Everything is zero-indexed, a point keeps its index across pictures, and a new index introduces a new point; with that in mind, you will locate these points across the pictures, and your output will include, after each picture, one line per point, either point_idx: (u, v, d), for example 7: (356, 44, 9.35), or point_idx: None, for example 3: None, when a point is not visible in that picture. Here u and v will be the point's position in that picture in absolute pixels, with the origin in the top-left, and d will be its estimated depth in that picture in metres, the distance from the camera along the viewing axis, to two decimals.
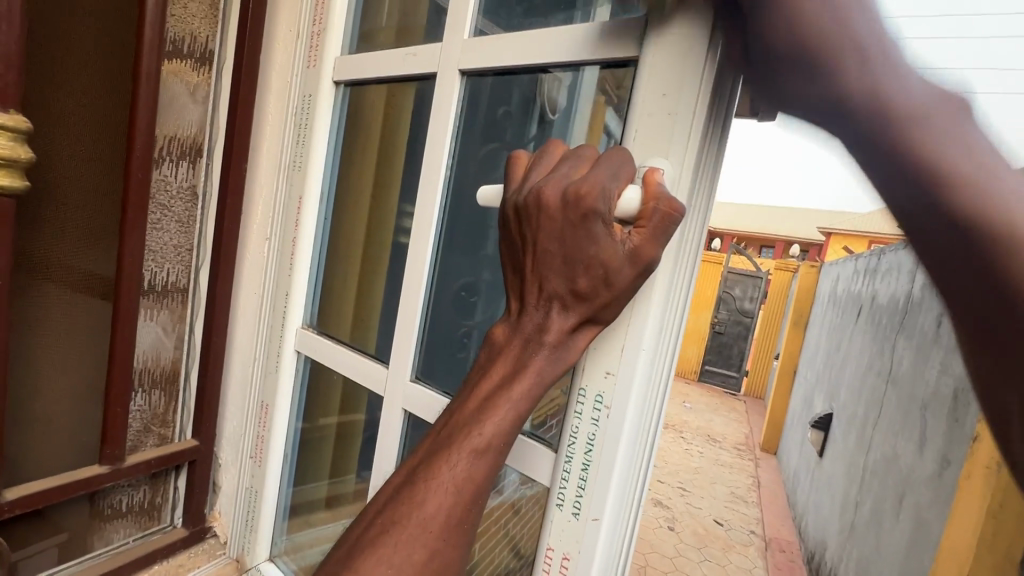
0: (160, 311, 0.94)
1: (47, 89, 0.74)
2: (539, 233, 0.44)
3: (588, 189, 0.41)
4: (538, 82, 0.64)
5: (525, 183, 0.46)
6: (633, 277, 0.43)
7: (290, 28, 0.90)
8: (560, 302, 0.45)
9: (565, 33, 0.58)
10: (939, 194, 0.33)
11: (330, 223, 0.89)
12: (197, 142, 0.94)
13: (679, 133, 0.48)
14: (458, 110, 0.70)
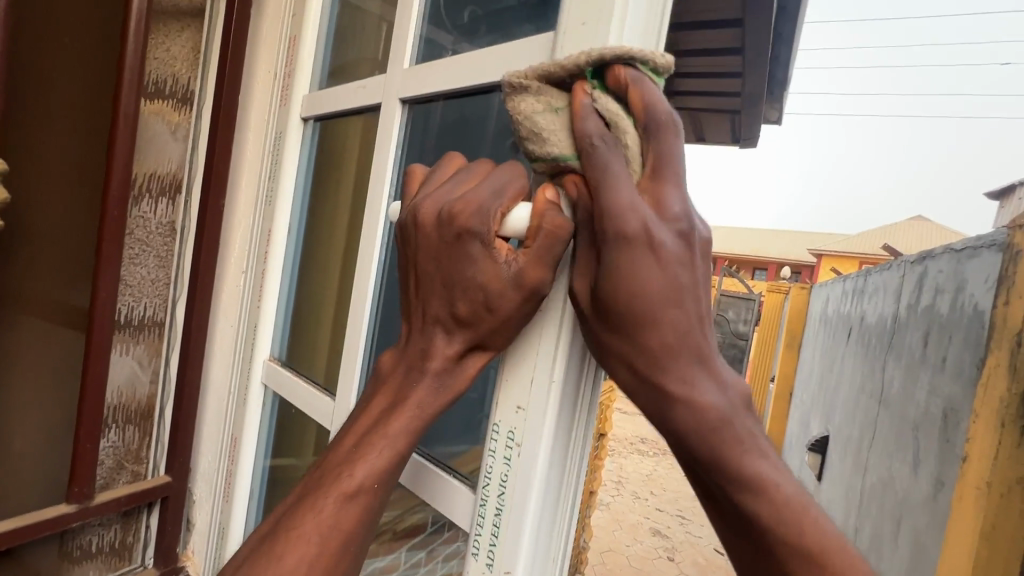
0: (135, 346, 0.95)
1: (26, 129, 0.76)
2: (422, 249, 0.47)
3: (462, 209, 0.44)
4: (488, 100, 0.61)
5: (413, 198, 0.49)
6: (518, 301, 0.45)
7: (268, 71, 0.94)
8: (444, 325, 0.47)
9: (485, 54, 0.60)
10: (789, 565, 0.40)
11: (297, 256, 0.92)
12: (176, 179, 0.96)
13: None
14: (399, 137, 0.72)
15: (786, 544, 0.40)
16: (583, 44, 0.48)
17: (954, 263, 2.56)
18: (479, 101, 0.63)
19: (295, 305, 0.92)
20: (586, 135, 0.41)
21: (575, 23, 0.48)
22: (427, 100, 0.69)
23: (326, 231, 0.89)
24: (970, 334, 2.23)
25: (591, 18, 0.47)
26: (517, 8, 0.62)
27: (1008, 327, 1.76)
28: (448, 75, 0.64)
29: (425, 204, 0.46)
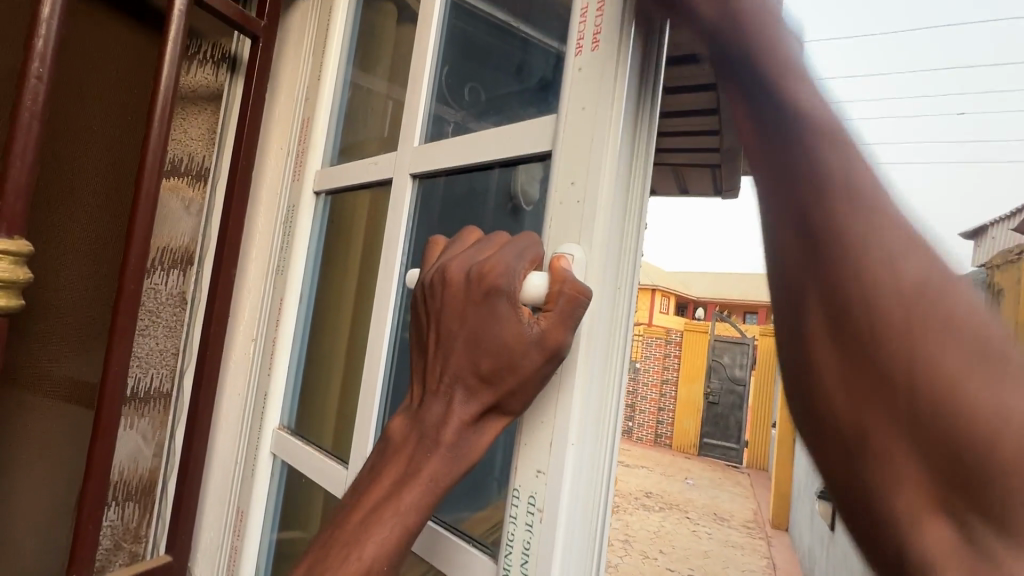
0: (140, 420, 0.94)
1: (50, 210, 0.79)
2: (444, 308, 0.49)
3: (488, 270, 0.47)
4: (487, 175, 0.67)
5: (436, 262, 0.53)
6: (540, 362, 0.47)
7: (280, 148, 1.00)
8: (461, 389, 0.48)
9: (490, 136, 0.65)
10: (884, 289, 0.29)
11: (307, 322, 0.93)
12: (189, 251, 0.99)
13: (586, 220, 0.51)
14: (410, 209, 0.76)
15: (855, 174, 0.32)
16: (583, 125, 0.53)
17: None
18: (480, 177, 0.68)
19: (305, 371, 0.93)
20: None
21: (575, 107, 0.54)
22: (432, 176, 0.74)
23: (335, 296, 0.92)
24: None
25: (590, 103, 0.52)
26: (519, 92, 0.69)
27: None
28: (457, 152, 0.69)
29: (450, 264, 0.50)
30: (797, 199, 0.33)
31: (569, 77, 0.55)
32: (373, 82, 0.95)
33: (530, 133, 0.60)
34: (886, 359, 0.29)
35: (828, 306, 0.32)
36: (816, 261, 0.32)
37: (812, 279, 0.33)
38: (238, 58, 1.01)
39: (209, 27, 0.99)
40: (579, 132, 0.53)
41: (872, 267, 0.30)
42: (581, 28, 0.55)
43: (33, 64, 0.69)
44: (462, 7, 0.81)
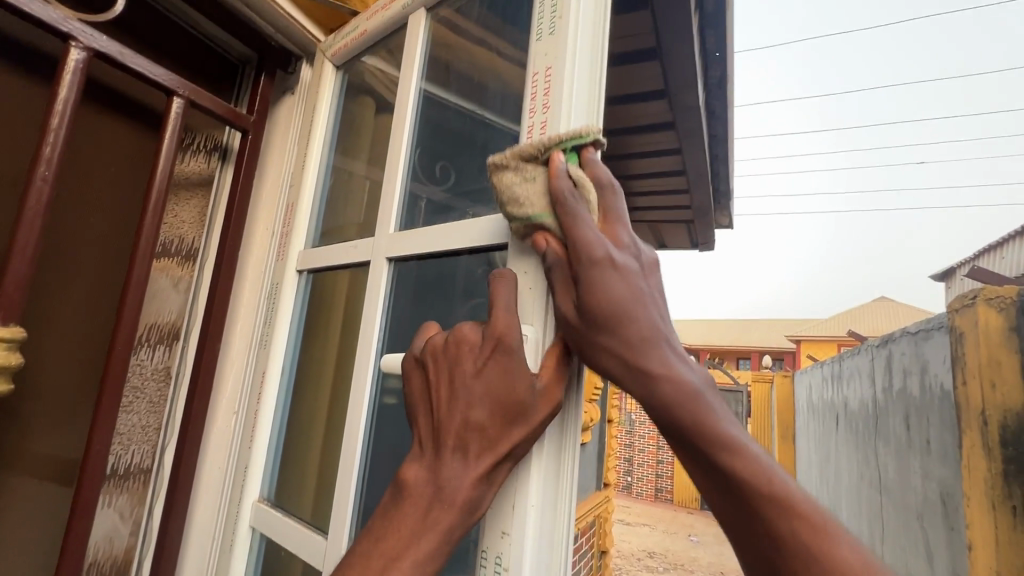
0: (119, 496, 0.95)
1: (45, 295, 0.83)
2: (456, 362, 0.51)
3: (500, 327, 0.51)
4: (457, 261, 0.75)
5: (440, 334, 0.56)
6: (547, 413, 0.50)
7: (266, 229, 1.08)
8: (475, 442, 0.48)
9: (458, 227, 0.73)
10: (782, 534, 0.42)
11: (290, 393, 0.97)
12: (175, 326, 1.04)
13: (538, 309, 0.56)
14: (386, 290, 0.82)
15: (800, 528, 0.41)
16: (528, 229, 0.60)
17: (913, 345, 2.71)
18: (449, 263, 0.76)
19: (286, 444, 0.96)
20: (558, 185, 0.50)
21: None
22: (406, 260, 0.81)
23: (316, 369, 0.96)
24: (945, 416, 2.31)
25: None
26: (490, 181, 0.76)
27: (975, 407, 1.90)
28: (428, 239, 0.76)
29: (464, 325, 0.54)
30: (722, 487, 0.45)
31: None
32: (353, 166, 1.04)
33: (496, 223, 0.67)
34: None
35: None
36: (738, 518, 0.44)
37: (744, 534, 0.44)
38: (228, 148, 1.11)
39: (201, 122, 1.08)
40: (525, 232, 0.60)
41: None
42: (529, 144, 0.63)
43: (40, 168, 0.76)
44: (433, 99, 0.91)
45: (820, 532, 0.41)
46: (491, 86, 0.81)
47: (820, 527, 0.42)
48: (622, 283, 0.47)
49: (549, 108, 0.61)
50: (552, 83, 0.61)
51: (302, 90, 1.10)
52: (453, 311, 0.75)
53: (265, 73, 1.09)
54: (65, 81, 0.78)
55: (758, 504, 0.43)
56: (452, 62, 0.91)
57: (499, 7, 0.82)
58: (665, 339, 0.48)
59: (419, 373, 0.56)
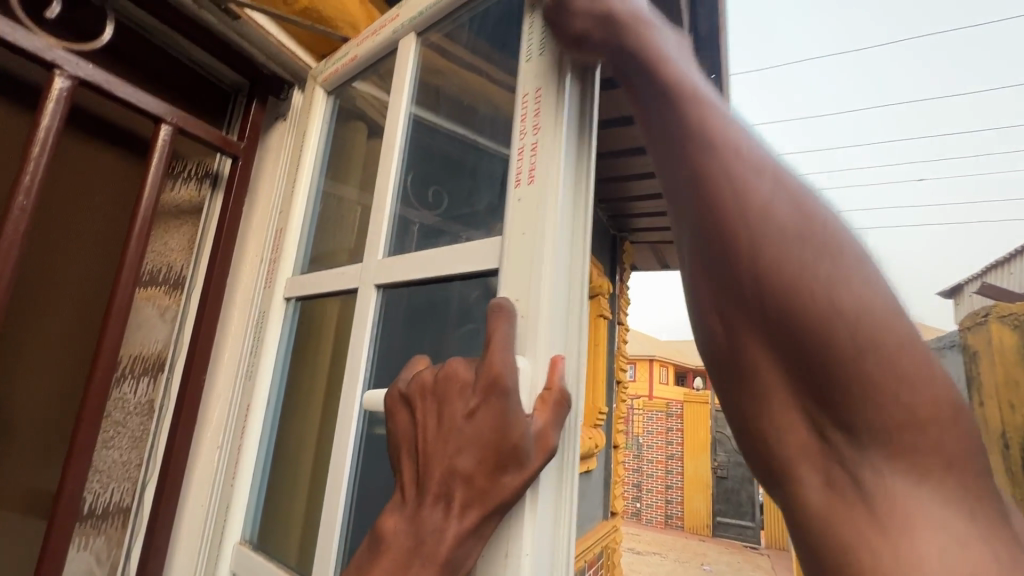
0: (95, 539, 0.90)
1: (19, 327, 0.81)
2: (447, 403, 0.47)
3: (497, 367, 0.45)
4: (449, 287, 0.71)
5: (432, 368, 0.51)
6: (542, 462, 0.45)
7: (255, 257, 1.05)
8: (461, 492, 0.43)
9: (444, 251, 0.71)
10: (691, 139, 0.47)
11: (276, 426, 0.93)
12: (160, 358, 1.00)
13: (528, 336, 0.51)
14: (375, 317, 0.79)
15: (713, 137, 0.46)
16: (523, 250, 0.55)
17: None
18: (441, 290, 0.73)
19: (270, 480, 0.91)
20: None
21: (516, 234, 0.56)
22: (396, 288, 0.79)
23: (303, 401, 0.92)
24: None
25: (529, 229, 0.55)
26: (476, 202, 0.75)
27: (991, 429, 1.85)
28: (415, 266, 0.73)
29: (456, 361, 0.49)
30: (655, 107, 0.50)
31: (510, 208, 0.59)
32: (343, 191, 1.02)
33: (487, 250, 0.65)
34: (698, 189, 0.46)
35: (702, 246, 0.46)
36: (661, 137, 0.50)
37: (665, 158, 0.50)
38: (219, 175, 1.09)
39: (192, 151, 1.07)
40: (519, 256, 0.55)
41: (707, 174, 0.45)
42: (519, 165, 0.60)
43: (18, 198, 0.74)
44: (423, 124, 0.89)
45: (733, 152, 0.45)
46: (478, 110, 0.81)
47: (734, 150, 0.45)
48: None
49: (539, 129, 0.59)
50: (542, 104, 0.60)
51: (293, 116, 1.09)
52: (446, 342, 0.71)
53: (256, 99, 1.08)
54: (48, 109, 0.77)
55: (682, 116, 0.48)
56: (444, 88, 0.90)
57: (486, 32, 0.81)
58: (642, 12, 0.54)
59: (405, 411, 0.51)
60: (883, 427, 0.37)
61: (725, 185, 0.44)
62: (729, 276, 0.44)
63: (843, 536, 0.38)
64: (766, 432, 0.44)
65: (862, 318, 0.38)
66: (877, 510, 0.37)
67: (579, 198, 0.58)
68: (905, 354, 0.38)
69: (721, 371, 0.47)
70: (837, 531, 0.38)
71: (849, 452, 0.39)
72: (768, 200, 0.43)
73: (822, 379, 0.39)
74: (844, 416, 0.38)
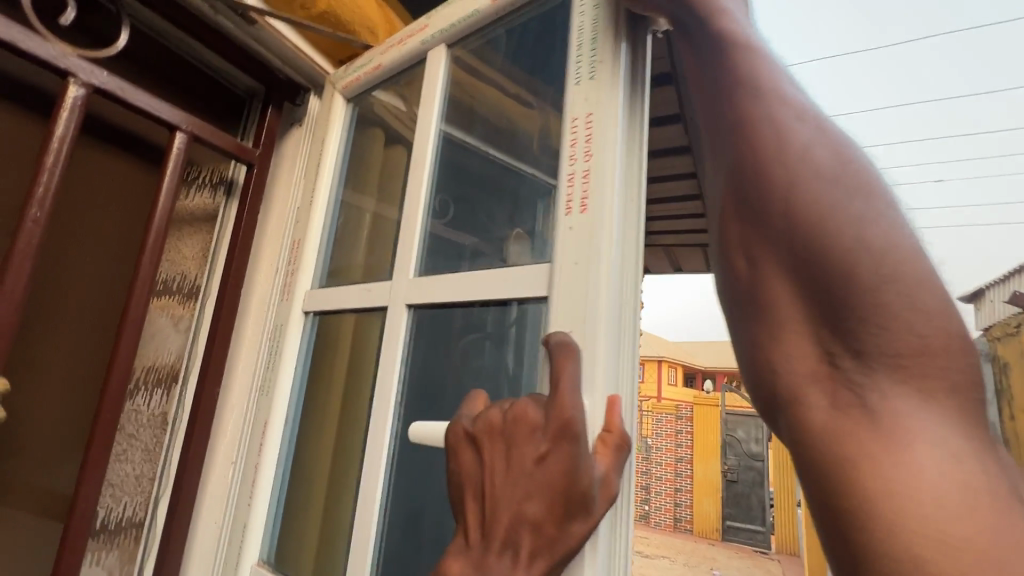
0: (108, 554, 0.88)
1: (31, 340, 0.79)
2: (515, 446, 0.46)
3: (567, 412, 0.45)
4: (451, 313, 0.72)
5: (495, 404, 0.50)
6: (607, 507, 0.45)
7: (270, 265, 1.03)
8: (528, 540, 0.44)
9: (461, 278, 0.69)
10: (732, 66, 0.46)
11: (293, 443, 0.90)
12: (173, 369, 0.98)
13: (589, 374, 0.49)
14: (404, 345, 0.75)
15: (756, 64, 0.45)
16: (576, 281, 0.54)
17: None
18: (445, 315, 0.73)
19: (288, 500, 0.89)
20: None
21: (568, 264, 0.55)
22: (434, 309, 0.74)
23: (322, 418, 0.90)
24: None
25: (582, 259, 0.54)
26: (511, 227, 0.71)
27: None
28: (444, 289, 0.71)
29: (525, 401, 0.48)
30: (699, 39, 0.49)
31: (561, 236, 0.57)
32: (363, 201, 0.99)
33: (509, 278, 0.63)
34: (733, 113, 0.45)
35: (732, 172, 0.45)
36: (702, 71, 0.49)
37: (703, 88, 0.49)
38: (233, 182, 1.07)
39: (206, 157, 1.05)
40: (572, 288, 0.54)
41: (745, 97, 0.44)
42: (570, 192, 0.57)
43: (32, 210, 0.72)
44: (454, 141, 0.85)
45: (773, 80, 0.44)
46: (518, 134, 0.75)
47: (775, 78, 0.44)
48: None
49: (592, 157, 0.56)
50: (595, 129, 0.57)
51: (310, 123, 1.07)
52: (464, 362, 0.70)
53: (272, 105, 1.06)
54: (61, 119, 0.75)
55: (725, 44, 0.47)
56: (477, 106, 0.85)
57: (526, 50, 0.77)
58: None
59: (468, 449, 0.50)
60: (895, 351, 0.35)
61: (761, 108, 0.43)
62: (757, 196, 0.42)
63: (841, 447, 0.36)
64: (771, 361, 0.42)
65: (889, 252, 0.36)
66: (879, 418, 0.35)
67: (631, 229, 0.55)
68: (926, 286, 0.36)
69: (742, 307, 0.46)
70: (838, 442, 0.36)
71: (859, 378, 0.37)
72: (810, 125, 0.42)
73: (837, 302, 0.37)
74: (858, 342, 0.36)
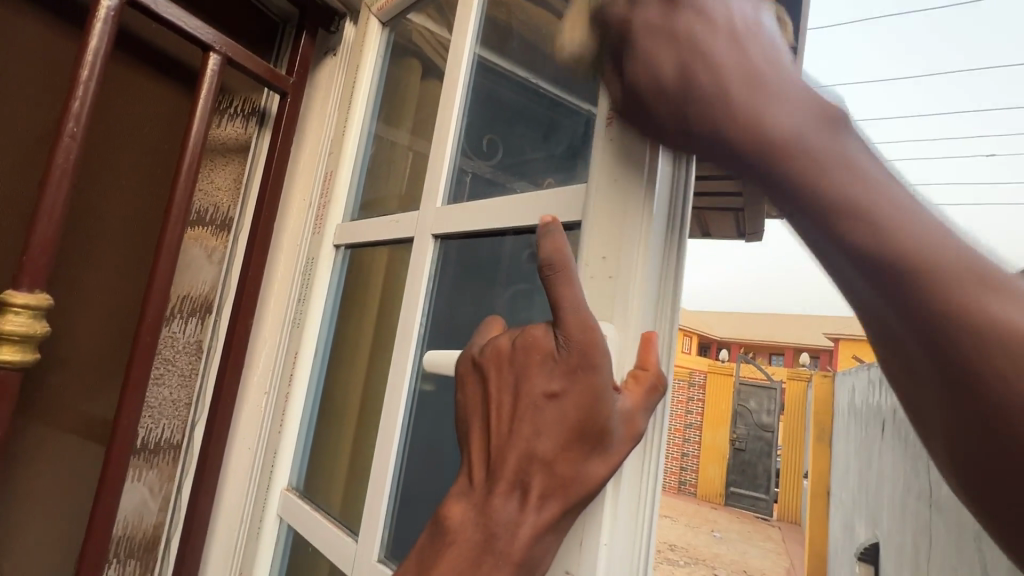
0: (148, 472, 0.92)
1: (70, 262, 0.79)
2: (525, 376, 0.42)
3: (583, 337, 0.40)
4: (501, 241, 0.67)
5: (506, 337, 0.46)
6: (626, 447, 0.42)
7: (302, 199, 1.01)
8: (539, 481, 0.40)
9: (492, 203, 0.67)
10: (886, 269, 0.30)
11: (323, 375, 0.92)
12: (208, 299, 0.99)
13: (619, 299, 0.49)
14: (430, 272, 0.74)
15: (920, 269, 0.29)
16: (614, 201, 0.51)
17: None
18: (493, 243, 0.68)
19: (316, 429, 0.91)
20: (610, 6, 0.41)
21: (605, 182, 0.51)
22: (460, 237, 0.72)
23: (350, 351, 0.90)
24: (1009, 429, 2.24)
25: (621, 181, 0.51)
26: (546, 157, 0.67)
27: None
28: (473, 215, 0.69)
29: (537, 327, 0.43)
30: (818, 229, 0.32)
31: (597, 147, 0.52)
32: (395, 134, 0.96)
33: (547, 201, 0.60)
34: (907, 316, 0.29)
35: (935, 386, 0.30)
36: (837, 257, 0.32)
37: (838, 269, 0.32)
38: (267, 112, 1.04)
39: (240, 84, 1.01)
40: (607, 213, 0.51)
41: (906, 291, 0.29)
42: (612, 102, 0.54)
43: (69, 124, 0.71)
44: (488, 66, 0.80)
45: (927, 253, 0.29)
46: None
47: (945, 266, 0.28)
48: (669, 17, 0.38)
49: None
50: None
51: (344, 51, 1.02)
52: (497, 299, 0.68)
53: (306, 31, 1.01)
54: (95, 30, 0.72)
55: (829, 203, 0.31)
56: (514, 24, 0.78)
57: None
58: (733, 43, 0.36)
59: (476, 382, 0.47)
60: None
61: (953, 316, 0.28)
62: (972, 421, 0.28)
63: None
64: None
65: None
66: None
67: None
68: None
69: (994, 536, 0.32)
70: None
71: None
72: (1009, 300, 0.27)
73: None
74: None
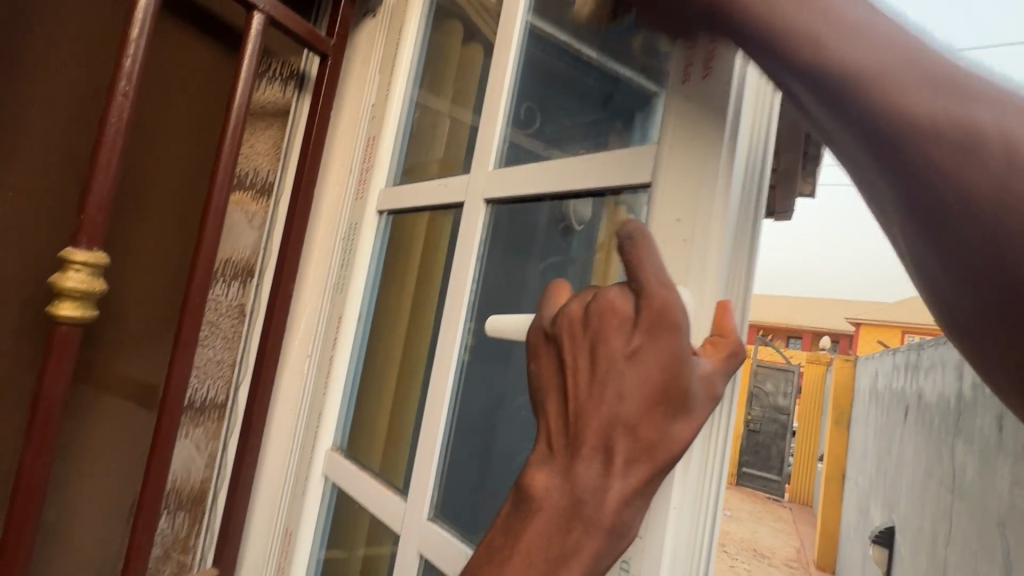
0: (195, 428, 0.95)
1: (122, 223, 0.81)
2: (602, 339, 0.41)
3: (661, 299, 0.39)
4: (539, 209, 0.67)
5: (579, 299, 0.45)
6: (710, 409, 0.41)
7: (343, 164, 1.00)
8: (624, 444, 0.40)
9: (541, 169, 0.65)
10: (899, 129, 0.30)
11: (365, 339, 0.93)
12: (250, 263, 1.00)
13: (695, 262, 0.47)
14: (482, 236, 0.73)
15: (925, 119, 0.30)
16: (688, 166, 0.49)
17: None
18: (532, 210, 0.68)
19: (359, 392, 0.92)
20: None
21: (675, 150, 0.50)
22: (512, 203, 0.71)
23: (393, 316, 0.91)
24: None
25: (696, 148, 0.48)
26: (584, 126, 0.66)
27: None
28: (523, 180, 0.67)
29: (610, 290, 0.42)
30: (848, 114, 0.32)
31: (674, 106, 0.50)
32: (438, 99, 0.94)
33: (600, 166, 0.58)
34: (926, 177, 0.30)
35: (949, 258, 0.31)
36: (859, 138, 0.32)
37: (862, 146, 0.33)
38: (306, 75, 1.03)
39: (280, 46, 1.00)
40: (678, 180, 0.49)
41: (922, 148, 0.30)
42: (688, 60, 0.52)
43: (121, 82, 0.71)
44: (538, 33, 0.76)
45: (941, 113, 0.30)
46: None
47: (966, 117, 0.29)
48: None
49: None
50: None
51: (385, 13, 0.99)
52: (530, 269, 0.69)
53: None
54: None
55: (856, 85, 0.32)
56: None
57: None
58: None
59: (549, 349, 0.46)
60: None
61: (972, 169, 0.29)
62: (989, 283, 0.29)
63: None
64: None
65: None
66: None
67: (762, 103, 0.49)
68: None
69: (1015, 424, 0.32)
70: None
71: None
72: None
73: None
74: None
